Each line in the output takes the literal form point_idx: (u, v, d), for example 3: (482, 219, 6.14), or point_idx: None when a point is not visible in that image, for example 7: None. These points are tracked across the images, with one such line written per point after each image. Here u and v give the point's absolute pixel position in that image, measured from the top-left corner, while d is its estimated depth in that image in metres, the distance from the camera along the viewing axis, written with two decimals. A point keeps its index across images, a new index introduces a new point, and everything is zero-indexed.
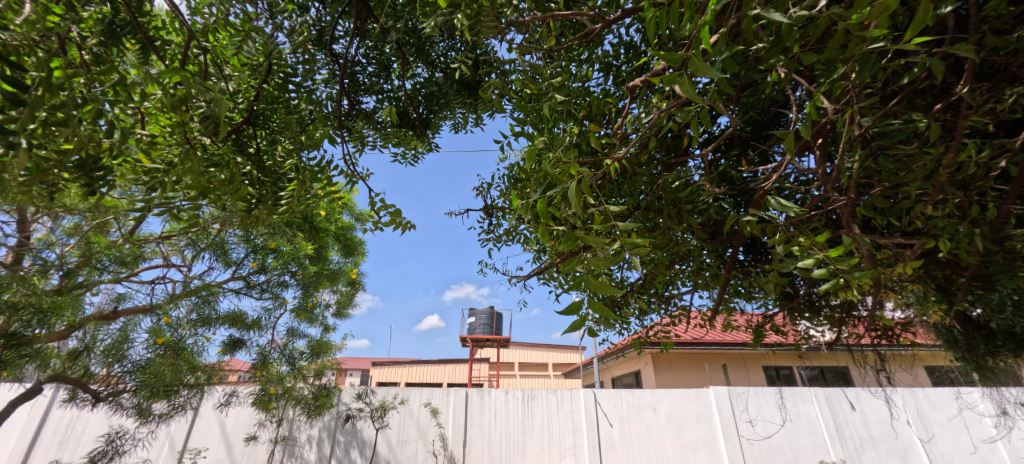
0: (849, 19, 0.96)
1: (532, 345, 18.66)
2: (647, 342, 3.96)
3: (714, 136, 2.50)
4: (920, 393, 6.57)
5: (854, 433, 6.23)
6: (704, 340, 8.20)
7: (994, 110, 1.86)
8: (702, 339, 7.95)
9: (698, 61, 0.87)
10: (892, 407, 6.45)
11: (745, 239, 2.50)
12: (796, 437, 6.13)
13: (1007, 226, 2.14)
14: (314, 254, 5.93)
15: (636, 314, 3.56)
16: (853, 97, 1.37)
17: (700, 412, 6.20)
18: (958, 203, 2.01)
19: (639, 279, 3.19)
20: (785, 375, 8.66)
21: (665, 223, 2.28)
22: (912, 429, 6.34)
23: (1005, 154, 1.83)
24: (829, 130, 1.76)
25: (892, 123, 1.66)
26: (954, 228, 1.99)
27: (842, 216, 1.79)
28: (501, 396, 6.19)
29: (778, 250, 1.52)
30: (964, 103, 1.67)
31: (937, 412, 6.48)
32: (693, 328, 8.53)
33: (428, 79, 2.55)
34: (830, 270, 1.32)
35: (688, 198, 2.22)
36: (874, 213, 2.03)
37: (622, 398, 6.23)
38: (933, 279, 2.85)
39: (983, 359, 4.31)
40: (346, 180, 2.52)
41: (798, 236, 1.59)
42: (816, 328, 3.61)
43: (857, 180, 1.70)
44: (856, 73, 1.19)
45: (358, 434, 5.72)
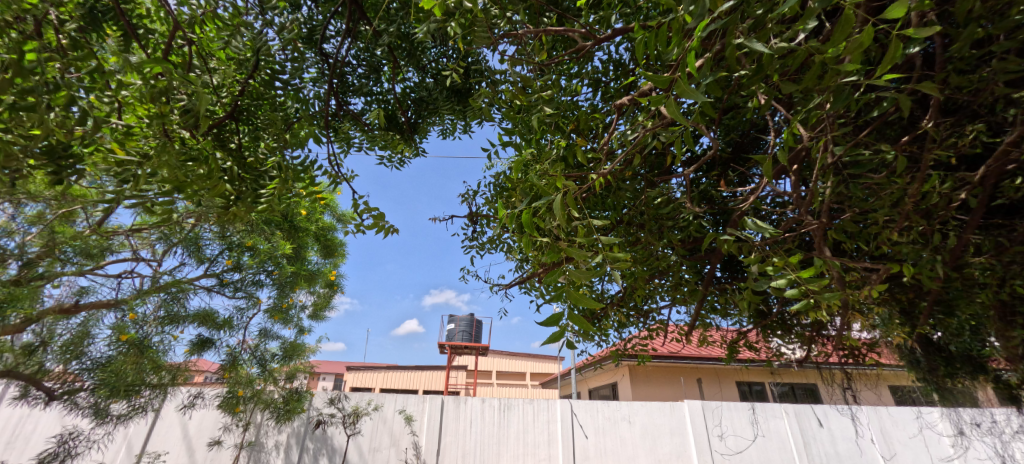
0: (826, 52, 1.00)
1: (511, 353, 18.66)
2: (624, 355, 3.99)
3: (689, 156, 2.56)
4: (884, 412, 6.77)
5: (821, 450, 6.40)
6: (680, 353, 8.28)
7: (956, 145, 1.97)
8: (679, 353, 8.06)
9: (683, 83, 0.90)
10: (857, 425, 6.65)
11: (723, 257, 2.56)
12: (766, 452, 6.25)
13: (967, 254, 2.43)
14: (292, 253, 5.77)
15: (614, 327, 3.61)
16: (828, 126, 1.42)
17: (675, 426, 6.25)
18: (921, 230, 2.11)
19: (619, 292, 3.24)
20: (757, 391, 8.84)
21: (646, 238, 2.32)
22: (876, 447, 6.54)
23: (966, 187, 1.94)
24: (803, 155, 1.82)
25: (863, 152, 1.73)
26: (917, 254, 2.09)
27: (814, 238, 1.84)
28: (477, 404, 6.12)
29: (752, 269, 1.55)
30: (930, 137, 1.77)
31: (899, 430, 6.70)
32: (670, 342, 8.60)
33: (419, 84, 2.57)
34: (801, 290, 1.37)
35: (669, 214, 2.26)
36: (843, 237, 2.11)
37: (597, 409, 6.24)
38: (897, 301, 2.99)
39: (941, 380, 4.50)
40: (330, 181, 2.51)
41: (772, 256, 1.63)
42: (787, 346, 3.72)
43: (830, 205, 1.76)
44: (831, 104, 1.23)
45: (328, 441, 5.57)
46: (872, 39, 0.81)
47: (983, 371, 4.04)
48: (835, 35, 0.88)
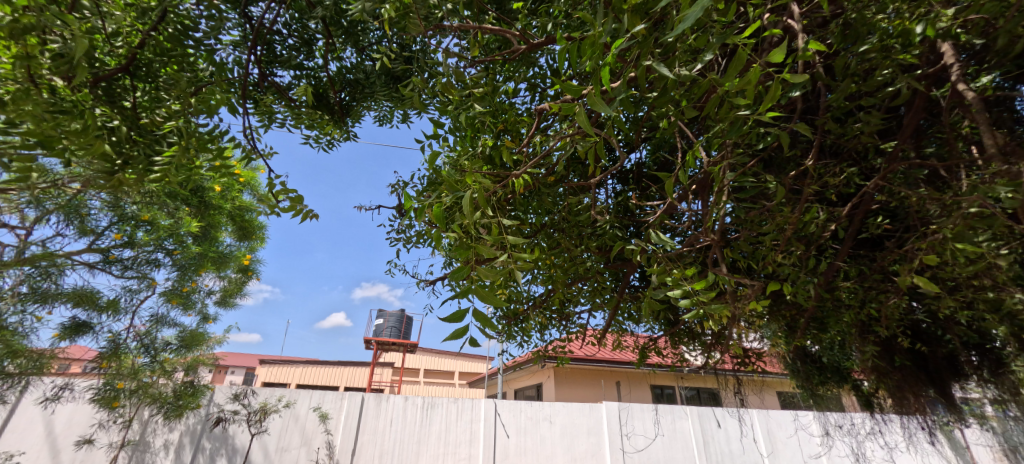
0: (723, 84, 1.10)
1: (440, 352, 18.41)
2: (545, 357, 4.10)
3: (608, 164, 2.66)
4: (770, 414, 7.61)
5: (718, 448, 7.05)
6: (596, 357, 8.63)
7: (832, 182, 2.28)
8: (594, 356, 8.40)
9: (595, 96, 0.94)
10: (748, 426, 7.40)
11: (638, 266, 2.73)
12: (670, 450, 6.74)
13: (838, 280, 2.81)
14: (200, 232, 5.24)
15: (537, 328, 3.71)
16: (728, 153, 1.57)
17: (591, 426, 6.55)
18: (801, 255, 2.41)
19: (542, 295, 3.33)
20: (667, 394, 9.51)
21: (569, 243, 2.41)
22: (762, 446, 7.33)
23: (836, 219, 2.25)
24: (705, 178, 1.99)
25: (757, 181, 1.94)
26: (796, 275, 2.38)
27: (712, 255, 2.02)
28: (399, 403, 5.94)
29: (656, 279, 1.67)
30: (811, 173, 2.02)
31: (781, 430, 7.57)
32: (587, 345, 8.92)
33: (356, 65, 2.46)
34: (694, 300, 1.50)
35: (592, 222, 2.37)
36: (739, 255, 2.35)
37: (521, 410, 6.36)
38: (782, 316, 3.38)
39: (814, 388, 5.15)
40: (245, 157, 2.31)
41: (675, 268, 1.77)
42: (691, 353, 4.05)
43: (727, 226, 1.95)
44: (729, 132, 1.36)
45: (228, 440, 5.12)
46: (756, 76, 0.91)
47: (846, 380, 4.74)
48: (729, 68, 0.97)
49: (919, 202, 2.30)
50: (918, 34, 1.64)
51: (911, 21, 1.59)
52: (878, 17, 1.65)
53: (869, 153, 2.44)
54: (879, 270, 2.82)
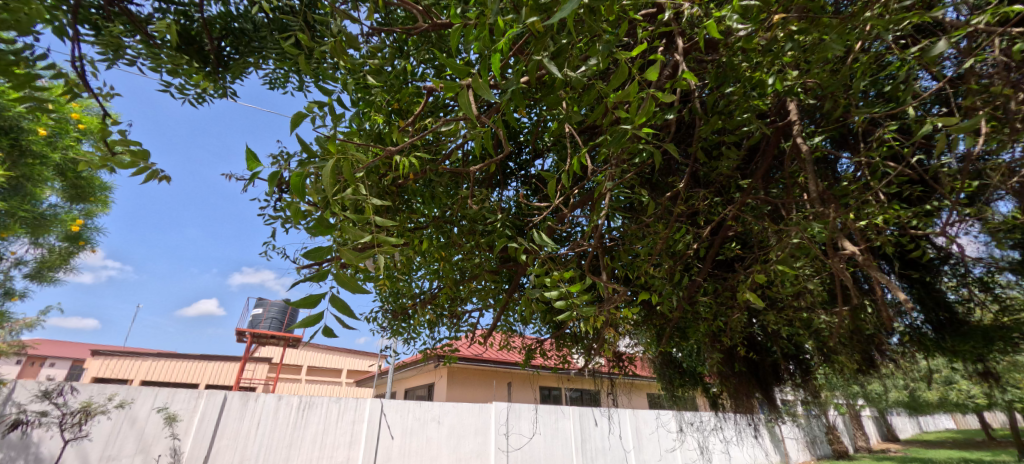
0: (608, 96, 1.18)
1: (327, 348, 17.12)
2: (433, 355, 4.04)
3: (516, 168, 2.95)
4: (638, 414, 8.42)
5: (593, 445, 7.58)
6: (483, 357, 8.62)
7: (697, 207, 2.60)
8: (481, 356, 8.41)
9: (484, 82, 0.94)
10: (618, 424, 8.09)
11: (528, 269, 2.81)
12: (550, 447, 7.08)
13: (697, 295, 3.22)
14: (11, 186, 4.15)
15: (428, 326, 3.63)
16: (612, 165, 1.69)
17: (480, 426, 6.56)
18: (669, 269, 2.71)
19: (435, 292, 3.27)
20: (552, 395, 9.98)
21: (462, 241, 2.40)
22: (628, 442, 8.07)
23: (698, 241, 2.57)
24: (590, 189, 2.11)
25: (634, 196, 2.13)
26: (663, 287, 2.67)
27: (591, 260, 2.15)
28: (272, 402, 5.28)
29: (536, 279, 1.73)
30: (681, 197, 2.28)
31: (646, 428, 8.42)
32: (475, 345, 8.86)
33: (243, 14, 2.15)
34: (569, 302, 1.59)
35: (486, 221, 2.38)
36: (618, 265, 2.55)
37: (409, 410, 6.12)
38: (652, 324, 3.77)
39: (674, 389, 5.84)
40: (74, 94, 1.86)
41: (557, 271, 1.85)
42: (573, 355, 4.31)
43: (606, 235, 2.10)
44: (612, 145, 1.46)
45: (29, 449, 4.12)
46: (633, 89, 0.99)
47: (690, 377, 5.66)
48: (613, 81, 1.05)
49: (761, 231, 2.73)
50: (769, 87, 1.97)
51: (765, 76, 1.90)
52: (742, 67, 1.94)
53: (729, 185, 2.85)
54: (728, 287, 3.31)
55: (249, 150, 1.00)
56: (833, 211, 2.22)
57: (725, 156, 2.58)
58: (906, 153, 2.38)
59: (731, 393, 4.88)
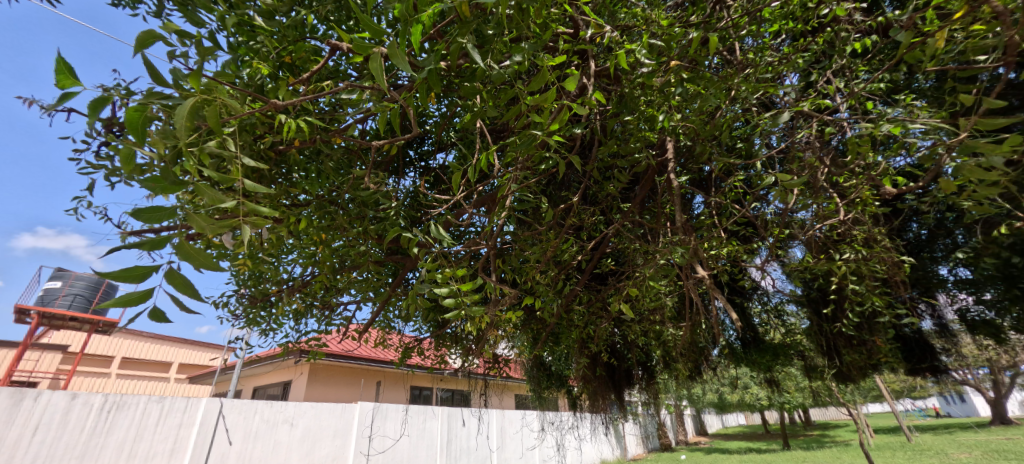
0: (522, 97, 1.22)
1: (156, 336, 14.31)
2: (296, 349, 3.64)
3: (417, 158, 2.93)
4: (504, 414, 8.72)
5: (458, 445, 7.59)
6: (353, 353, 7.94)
7: (583, 221, 2.80)
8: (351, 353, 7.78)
9: (399, 51, 0.90)
10: (485, 424, 8.26)
11: (416, 263, 2.71)
12: (414, 449, 6.90)
13: (573, 303, 3.46)
14: None
15: (293, 317, 3.27)
16: (516, 167, 1.73)
17: (339, 428, 6.04)
18: (553, 276, 2.85)
19: (307, 279, 2.96)
20: (423, 395, 9.73)
21: (346, 225, 2.21)
22: (492, 441, 8.28)
23: (580, 252, 2.76)
24: (489, 189, 2.13)
25: (531, 202, 2.19)
26: (545, 292, 2.80)
27: (482, 260, 2.15)
28: (61, 400, 4.05)
29: (425, 274, 1.66)
30: (572, 209, 2.43)
31: (510, 428, 8.74)
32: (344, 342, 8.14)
33: None
34: (456, 300, 1.57)
35: (377, 208, 2.23)
36: (507, 268, 2.60)
37: (256, 411, 5.36)
38: (529, 328, 3.94)
39: (540, 390, 6.19)
40: None
41: (447, 267, 1.81)
42: (450, 355, 4.29)
43: (500, 237, 2.12)
44: (519, 147, 1.49)
45: None
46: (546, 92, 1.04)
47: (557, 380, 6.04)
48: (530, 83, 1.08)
49: (633, 250, 3.05)
50: (657, 123, 2.20)
51: (656, 112, 2.12)
52: (639, 100, 2.15)
53: (612, 206, 3.12)
54: (599, 298, 3.62)
55: (60, 62, 0.85)
56: (691, 239, 2.58)
57: (613, 179, 2.82)
58: (746, 200, 2.88)
59: (590, 394, 5.34)
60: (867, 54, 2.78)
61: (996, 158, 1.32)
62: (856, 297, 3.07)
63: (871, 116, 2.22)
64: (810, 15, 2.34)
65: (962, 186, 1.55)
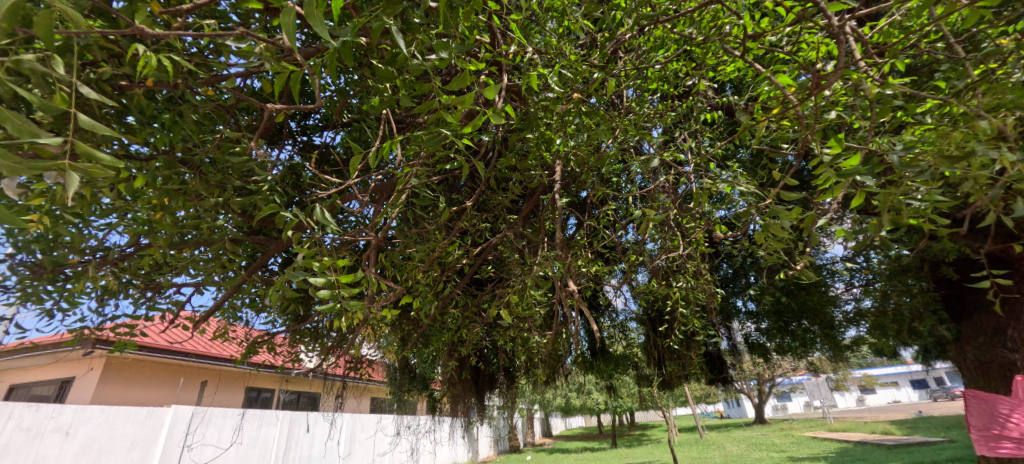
0: (439, 94, 1.22)
1: None
2: (97, 339, 2.94)
3: (298, 130, 2.68)
4: (357, 418, 8.19)
5: (298, 454, 6.81)
6: (177, 347, 6.50)
7: (471, 227, 2.87)
8: (173, 347, 6.36)
9: (315, 13, 0.84)
10: (333, 430, 7.63)
11: (283, 247, 2.43)
12: (243, 459, 6.02)
13: (449, 306, 3.48)
14: None
15: (99, 296, 2.64)
16: (417, 162, 1.71)
17: (138, 438, 4.90)
18: (434, 277, 2.83)
19: (129, 252, 2.42)
20: (263, 398, 8.51)
21: (200, 192, 1.88)
22: (339, 448, 7.69)
23: (464, 256, 2.80)
24: (382, 178, 2.03)
25: (423, 199, 2.15)
26: (423, 293, 2.76)
27: (363, 252, 2.03)
28: None
29: (298, 261, 1.50)
30: (463, 213, 2.47)
31: (361, 433, 8.24)
32: (167, 333, 6.66)
33: None
34: (331, 292, 1.46)
35: (244, 179, 1.95)
36: (387, 264, 2.50)
37: (11, 416, 4.09)
38: (399, 328, 3.84)
39: (402, 394, 6.02)
40: None
41: (325, 256, 1.68)
42: (306, 353, 3.90)
43: (387, 231, 2.03)
44: (425, 142, 1.47)
45: None
46: (465, 95, 1.06)
47: (420, 384, 5.95)
48: (450, 82, 1.10)
49: (513, 260, 3.21)
50: (553, 146, 2.39)
51: (553, 135, 2.29)
52: (540, 121, 2.29)
53: (499, 215, 3.24)
54: (475, 303, 3.70)
55: None
56: (566, 256, 2.82)
57: (505, 190, 2.94)
58: (614, 227, 3.28)
59: (451, 398, 5.37)
60: (713, 124, 3.44)
61: (787, 221, 1.76)
62: (683, 318, 3.71)
63: (711, 174, 2.75)
64: (681, 82, 2.81)
65: (764, 238, 2.02)
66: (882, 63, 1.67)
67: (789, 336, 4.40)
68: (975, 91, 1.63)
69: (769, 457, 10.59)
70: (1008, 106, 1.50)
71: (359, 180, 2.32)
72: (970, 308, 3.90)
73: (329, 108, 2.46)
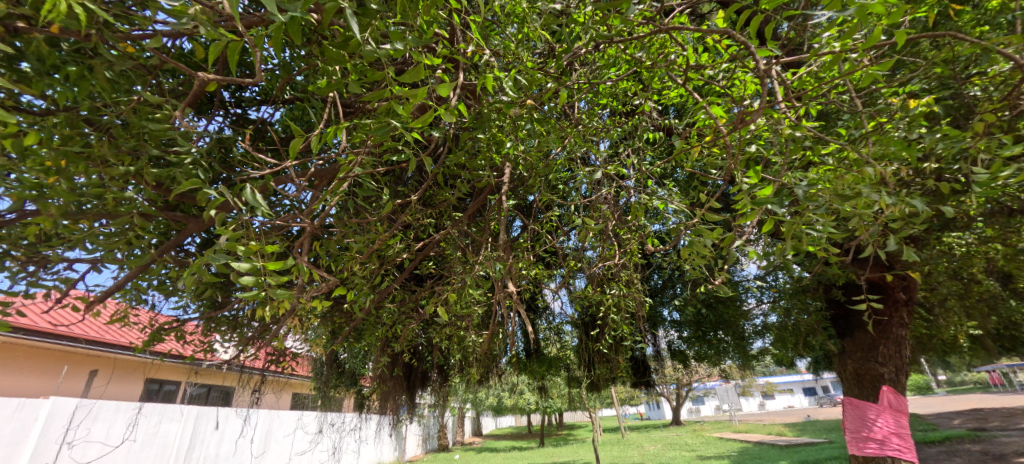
0: (391, 84, 1.20)
1: None
2: None
3: (233, 103, 2.49)
4: (274, 414, 7.68)
5: (203, 453, 6.21)
6: (62, 330, 5.72)
7: (414, 221, 2.83)
8: (58, 331, 5.59)
9: None
10: (246, 426, 7.09)
11: (204, 227, 2.24)
12: (136, 458, 5.42)
13: (385, 300, 3.38)
14: None
15: None
16: (362, 150, 1.66)
17: (3, 434, 4.24)
18: (371, 270, 2.75)
19: (8, 219, 2.10)
20: (166, 391, 7.75)
21: (107, 158, 1.68)
22: (251, 446, 7.16)
23: (405, 251, 2.75)
24: (322, 163, 1.94)
25: (366, 189, 2.08)
26: (359, 285, 2.67)
27: (296, 240, 1.92)
28: None
29: (220, 244, 1.40)
30: (406, 206, 2.42)
31: (278, 430, 7.74)
32: (51, 314, 5.85)
33: None
34: (256, 279, 1.38)
35: (162, 149, 1.78)
36: (322, 253, 2.39)
37: None
38: (330, 321, 3.67)
39: (327, 389, 5.76)
40: None
41: (252, 240, 1.57)
42: (222, 343, 3.62)
43: (324, 219, 1.95)
44: (373, 131, 1.44)
45: None
46: (418, 89, 1.06)
47: (348, 379, 5.73)
48: (404, 75, 1.09)
49: (454, 258, 3.19)
50: (504, 148, 2.42)
51: (504, 137, 2.33)
52: (492, 123, 2.31)
53: (445, 212, 3.22)
54: (412, 299, 3.64)
55: None
56: (508, 257, 2.86)
57: (452, 187, 2.93)
58: (556, 233, 3.38)
59: (381, 395, 5.22)
60: (655, 143, 3.66)
61: (709, 239, 1.93)
62: (613, 324, 3.90)
63: (649, 190, 2.93)
64: (628, 100, 2.96)
65: (689, 253, 2.19)
66: (798, 107, 1.88)
67: (706, 344, 4.79)
68: (867, 140, 1.89)
69: (681, 456, 11.40)
70: (890, 157, 1.76)
71: (297, 163, 2.19)
72: (853, 327, 4.49)
73: (270, 83, 2.31)
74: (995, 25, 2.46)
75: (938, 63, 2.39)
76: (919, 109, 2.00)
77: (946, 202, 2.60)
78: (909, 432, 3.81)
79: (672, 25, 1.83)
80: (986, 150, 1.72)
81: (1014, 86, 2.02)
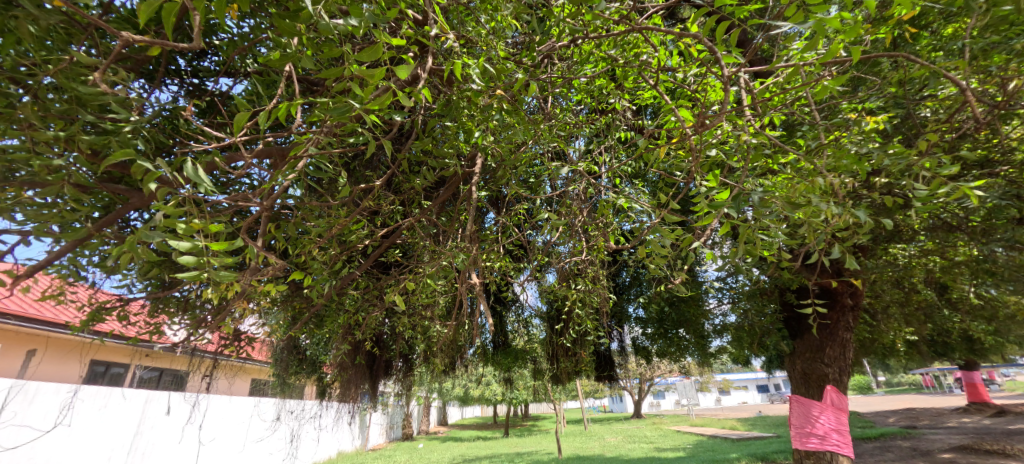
0: (348, 63, 1.14)
1: None
2: None
3: (185, 72, 2.33)
4: (226, 400, 7.37)
5: (149, 439, 5.95)
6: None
7: (379, 208, 2.75)
8: None
9: None
10: (194, 412, 6.77)
11: (148, 202, 2.09)
12: (71, 444, 5.10)
13: (347, 286, 3.28)
14: None
15: None
16: (319, 130, 1.58)
17: None
18: (331, 255, 2.65)
19: None
20: (113, 374, 7.31)
21: (33, 120, 1.54)
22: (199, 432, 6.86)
23: (368, 237, 2.66)
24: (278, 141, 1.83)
25: (325, 171, 1.99)
26: (318, 270, 2.57)
27: (247, 220, 1.81)
28: None
29: (158, 220, 1.30)
30: (369, 191, 2.34)
31: (230, 416, 7.44)
32: None
33: None
34: (196, 259, 1.29)
35: (98, 115, 1.64)
36: (277, 236, 2.27)
37: None
38: (288, 306, 3.53)
39: (286, 376, 5.59)
40: None
41: (196, 218, 1.47)
42: (171, 325, 3.44)
43: (278, 200, 1.85)
44: (329, 110, 1.37)
45: None
46: (372, 66, 1.00)
47: (310, 366, 5.67)
48: (360, 53, 1.04)
49: (421, 247, 3.12)
50: (473, 137, 2.36)
51: (473, 126, 2.27)
52: (463, 111, 2.26)
53: (412, 200, 3.14)
54: (377, 287, 3.54)
55: None
56: (474, 248, 2.81)
57: (420, 174, 2.86)
58: (525, 226, 3.36)
59: (343, 383, 5.11)
60: (628, 143, 3.68)
61: (668, 239, 1.95)
62: (579, 319, 3.94)
63: (619, 188, 2.94)
64: (603, 99, 2.96)
65: (651, 252, 2.22)
66: (762, 115, 1.92)
67: (667, 341, 4.91)
68: (824, 152, 1.95)
69: (640, 448, 11.75)
70: (844, 168, 1.83)
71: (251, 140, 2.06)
72: (804, 329, 4.70)
73: (226, 53, 2.17)
74: (947, 51, 2.57)
75: (895, 82, 2.49)
76: (874, 125, 2.09)
77: (893, 215, 2.73)
78: (848, 429, 4.07)
79: (645, 26, 1.83)
80: (928, 167, 1.81)
81: (959, 109, 2.13)
